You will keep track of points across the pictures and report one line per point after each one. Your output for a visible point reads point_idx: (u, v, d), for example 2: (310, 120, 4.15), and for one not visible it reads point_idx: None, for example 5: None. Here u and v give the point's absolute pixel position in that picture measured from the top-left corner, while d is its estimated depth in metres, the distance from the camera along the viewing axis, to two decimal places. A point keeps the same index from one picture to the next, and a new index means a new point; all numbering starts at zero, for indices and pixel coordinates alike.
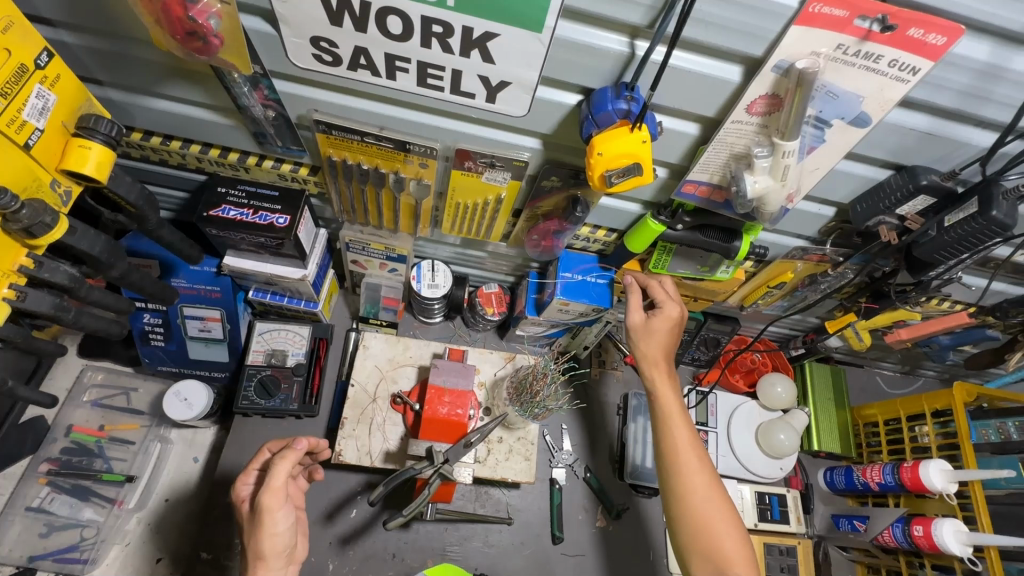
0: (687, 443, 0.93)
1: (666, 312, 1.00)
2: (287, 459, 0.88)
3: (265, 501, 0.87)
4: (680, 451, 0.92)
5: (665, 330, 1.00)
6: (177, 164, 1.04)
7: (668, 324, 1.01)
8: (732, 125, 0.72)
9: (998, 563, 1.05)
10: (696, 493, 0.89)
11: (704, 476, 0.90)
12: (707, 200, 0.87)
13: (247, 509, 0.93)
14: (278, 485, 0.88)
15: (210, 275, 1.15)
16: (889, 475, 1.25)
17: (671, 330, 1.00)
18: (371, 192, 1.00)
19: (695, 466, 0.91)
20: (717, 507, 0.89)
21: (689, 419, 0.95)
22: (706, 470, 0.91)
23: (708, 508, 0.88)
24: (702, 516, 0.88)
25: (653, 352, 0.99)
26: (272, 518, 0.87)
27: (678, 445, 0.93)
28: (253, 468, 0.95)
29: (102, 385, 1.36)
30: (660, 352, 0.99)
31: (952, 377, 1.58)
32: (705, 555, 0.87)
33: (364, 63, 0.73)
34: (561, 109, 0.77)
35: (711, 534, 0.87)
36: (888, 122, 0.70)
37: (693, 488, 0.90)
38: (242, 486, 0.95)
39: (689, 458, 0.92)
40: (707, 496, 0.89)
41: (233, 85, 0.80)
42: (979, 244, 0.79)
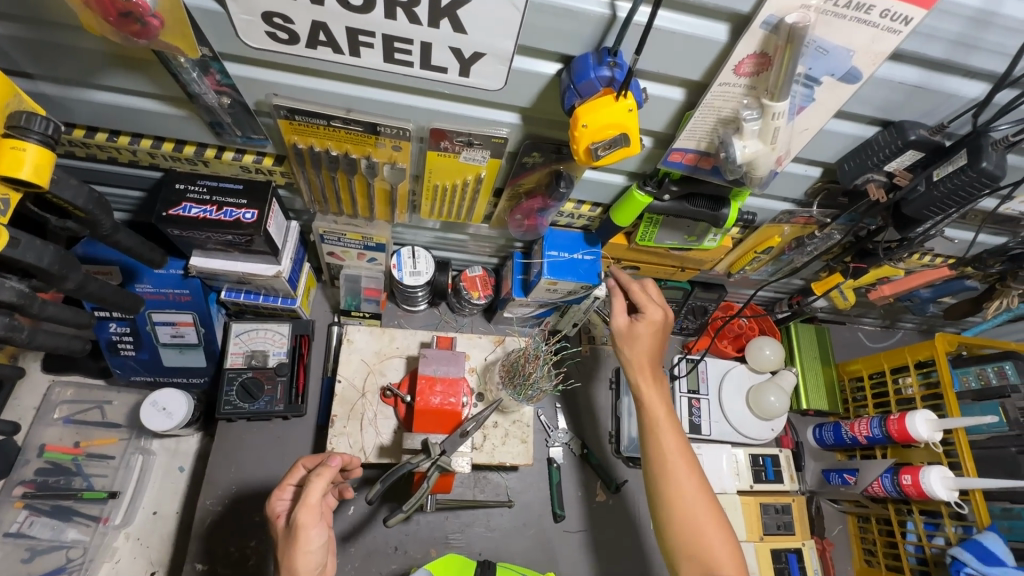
0: (674, 446, 0.91)
1: (650, 315, 0.99)
2: (323, 476, 0.83)
3: (301, 516, 0.81)
4: (667, 457, 0.90)
5: (647, 334, 0.98)
6: (128, 162, 0.97)
7: (653, 328, 0.99)
8: (719, 88, 0.69)
9: (982, 505, 1.10)
10: (684, 497, 0.88)
11: (692, 480, 0.89)
12: (695, 168, 0.84)
13: (282, 525, 0.87)
14: (313, 501, 0.82)
15: (177, 278, 1.09)
16: (877, 428, 1.28)
17: (655, 334, 0.99)
18: (343, 179, 0.95)
19: (682, 469, 0.89)
20: (705, 511, 0.87)
21: (677, 425, 0.93)
22: (694, 473, 0.90)
23: (697, 512, 0.87)
24: (690, 519, 0.86)
25: (637, 357, 0.98)
26: (306, 535, 0.81)
27: (665, 450, 0.91)
28: (289, 484, 0.91)
29: (73, 401, 1.29)
30: (646, 358, 0.98)
31: (929, 328, 1.62)
32: (693, 558, 0.85)
33: (323, 40, 0.67)
34: (540, 79, 0.72)
35: (699, 536, 0.85)
36: (878, 77, 0.68)
37: (682, 492, 0.88)
38: (278, 502, 0.90)
39: (676, 461, 0.90)
40: (695, 500, 0.87)
41: (181, 71, 0.73)
42: (968, 197, 0.79)
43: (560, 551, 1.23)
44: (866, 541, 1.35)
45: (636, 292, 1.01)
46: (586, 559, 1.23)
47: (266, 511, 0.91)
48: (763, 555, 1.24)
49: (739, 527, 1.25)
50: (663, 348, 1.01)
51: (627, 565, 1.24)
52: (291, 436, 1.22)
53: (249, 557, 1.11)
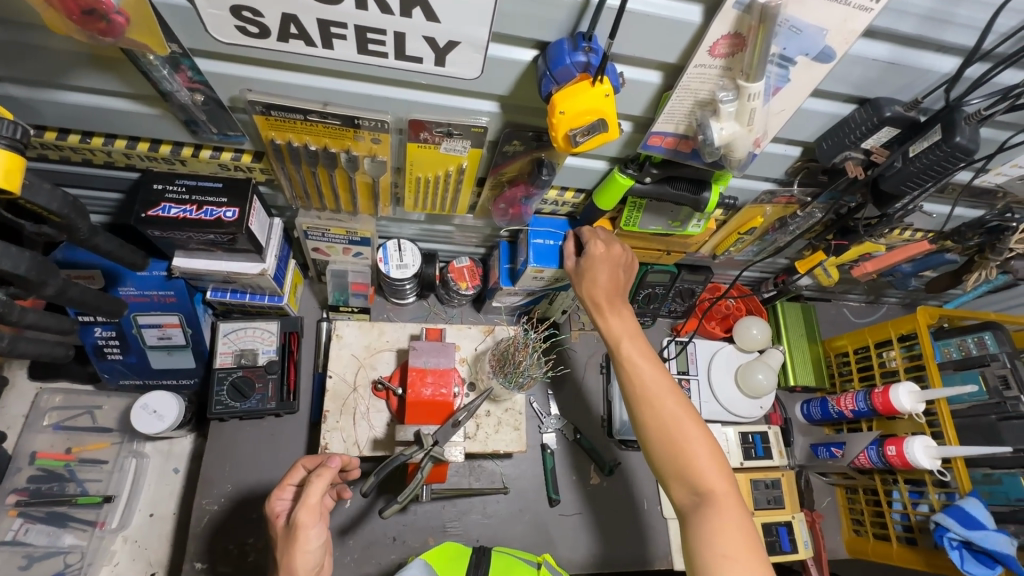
0: (650, 370, 0.91)
1: (595, 255, 1.00)
2: (323, 477, 0.83)
3: (300, 516, 0.82)
4: (644, 383, 0.90)
5: (598, 272, 0.99)
6: (104, 163, 0.95)
7: (606, 265, 0.99)
8: (695, 70, 0.69)
9: (964, 472, 1.13)
10: (665, 420, 0.87)
11: (669, 402, 0.88)
12: (674, 151, 0.84)
13: (282, 526, 0.87)
14: (313, 501, 0.82)
15: (160, 280, 1.07)
16: (862, 402, 1.31)
17: (608, 270, 0.99)
18: (323, 173, 0.94)
19: (659, 392, 0.89)
20: (687, 430, 0.86)
21: (649, 351, 0.93)
22: (672, 395, 0.88)
23: (679, 434, 0.86)
24: (672, 442, 0.85)
25: (594, 294, 0.98)
26: (305, 535, 0.81)
27: (641, 376, 0.91)
28: (289, 484, 0.90)
29: (63, 406, 1.28)
30: (607, 292, 0.98)
31: (913, 302, 1.65)
32: (682, 480, 0.85)
33: (295, 33, 0.66)
34: (517, 66, 0.72)
35: (684, 457, 0.84)
36: (851, 54, 0.68)
37: (660, 415, 0.87)
38: (277, 502, 0.89)
39: (652, 385, 0.89)
40: (676, 421, 0.86)
41: (151, 69, 0.72)
42: (943, 171, 0.79)
43: (557, 534, 1.25)
44: (854, 512, 1.39)
45: (584, 234, 1.02)
46: (583, 540, 1.25)
47: (266, 511, 0.91)
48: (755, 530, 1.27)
49: None
50: (622, 281, 1.00)
51: (623, 545, 1.26)
52: (285, 433, 1.22)
53: (248, 554, 1.12)
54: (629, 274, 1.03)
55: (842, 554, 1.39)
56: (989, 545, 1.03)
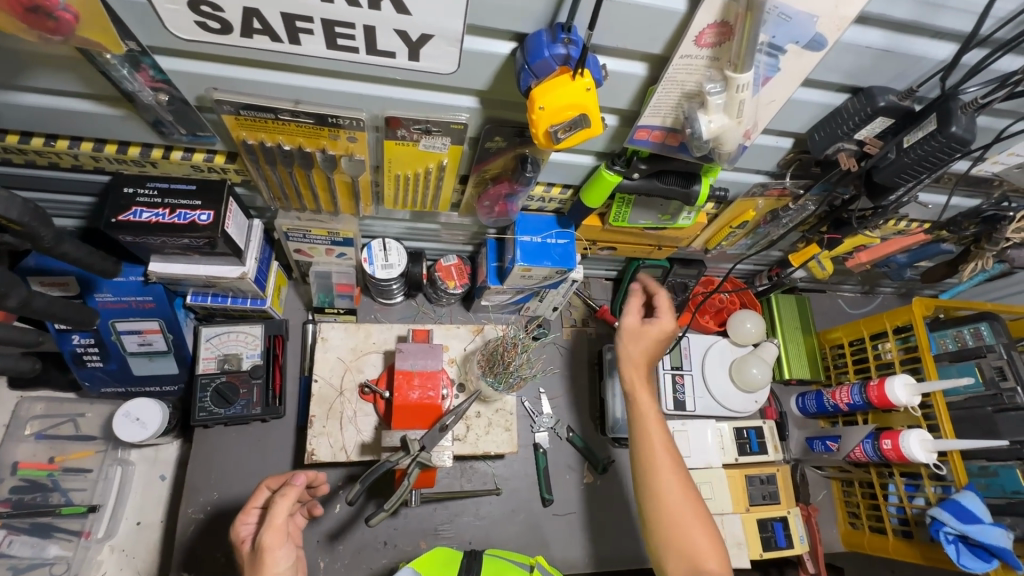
0: (662, 442, 0.94)
1: (660, 317, 1.03)
2: (288, 496, 0.81)
3: (266, 538, 0.79)
4: (653, 453, 0.93)
5: (652, 334, 1.02)
6: (71, 166, 0.92)
7: (664, 331, 1.02)
8: (680, 60, 0.66)
9: (960, 465, 1.12)
10: (668, 494, 0.90)
11: (675, 475, 0.91)
12: (662, 145, 0.81)
13: (247, 551, 0.84)
14: (279, 522, 0.80)
15: (137, 285, 1.04)
16: (857, 394, 1.29)
17: (660, 339, 1.02)
18: (301, 174, 0.91)
19: (668, 466, 0.91)
20: (689, 507, 0.89)
21: (664, 422, 0.96)
22: (678, 468, 0.92)
23: (681, 509, 0.89)
24: (673, 516, 0.88)
25: (635, 356, 1.02)
26: (273, 557, 0.78)
27: (653, 446, 0.94)
28: (253, 506, 0.87)
29: (44, 415, 1.24)
30: (646, 358, 1.02)
31: (908, 291, 1.63)
32: (679, 556, 0.87)
33: (259, 28, 0.63)
34: (495, 60, 0.69)
35: (683, 532, 0.87)
36: (844, 42, 0.65)
37: (666, 488, 0.90)
38: (242, 527, 0.86)
39: (663, 458, 0.92)
40: (679, 497, 0.89)
41: (109, 68, 0.68)
42: (939, 162, 0.77)
43: (551, 534, 1.24)
44: (850, 505, 1.38)
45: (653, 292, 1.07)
46: (577, 540, 1.24)
47: (230, 537, 0.87)
48: (750, 525, 1.26)
49: (725, 499, 1.26)
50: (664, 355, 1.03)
51: (617, 544, 1.25)
52: (272, 438, 1.20)
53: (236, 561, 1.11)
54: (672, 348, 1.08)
55: (838, 547, 1.39)
56: (986, 539, 1.01)
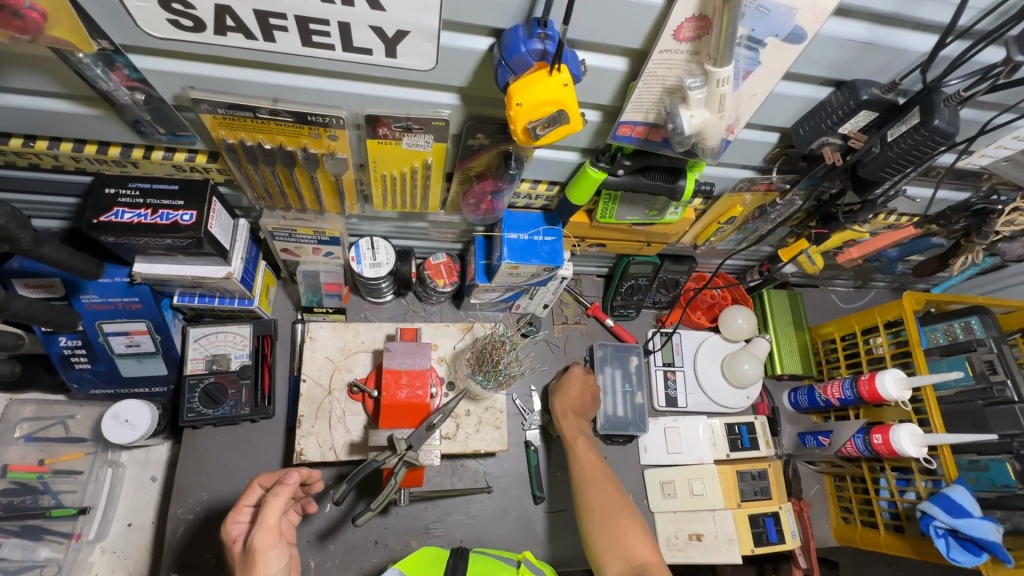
0: (593, 463, 1.10)
1: (573, 373, 1.27)
2: (281, 495, 0.79)
3: (258, 539, 0.77)
4: (589, 470, 1.08)
5: (572, 385, 1.25)
6: (53, 167, 0.91)
7: (584, 386, 1.26)
8: (660, 55, 0.65)
9: (950, 459, 1.11)
10: (603, 501, 1.02)
11: (608, 487, 1.05)
12: (645, 141, 0.81)
13: (239, 550, 0.83)
14: (272, 522, 0.78)
15: (123, 286, 1.03)
16: (849, 390, 1.29)
17: (580, 390, 1.25)
18: (284, 173, 0.90)
19: (600, 480, 1.06)
20: (622, 511, 1.00)
21: (592, 447, 1.14)
22: (611, 482, 1.06)
23: (616, 510, 1.00)
24: (610, 523, 0.98)
25: (562, 402, 1.24)
26: (265, 558, 0.77)
27: (586, 467, 1.09)
28: (245, 505, 0.85)
29: (34, 418, 1.23)
30: (571, 403, 1.24)
31: (902, 286, 1.62)
32: (617, 553, 0.94)
33: (232, 25, 0.62)
34: (472, 56, 0.68)
35: (619, 530, 0.96)
36: (824, 35, 0.65)
37: (599, 496, 1.03)
38: (234, 526, 0.85)
39: (594, 474, 1.07)
40: (613, 502, 1.01)
41: (82, 68, 0.67)
42: (923, 155, 0.76)
43: (542, 532, 1.24)
44: (843, 499, 1.38)
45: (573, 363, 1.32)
46: (567, 538, 1.24)
47: (221, 536, 0.86)
48: (741, 521, 1.26)
49: (717, 495, 1.27)
50: (587, 404, 1.25)
51: None
52: (261, 438, 1.20)
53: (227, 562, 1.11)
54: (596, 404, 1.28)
55: (831, 542, 1.39)
56: (976, 533, 1.01)
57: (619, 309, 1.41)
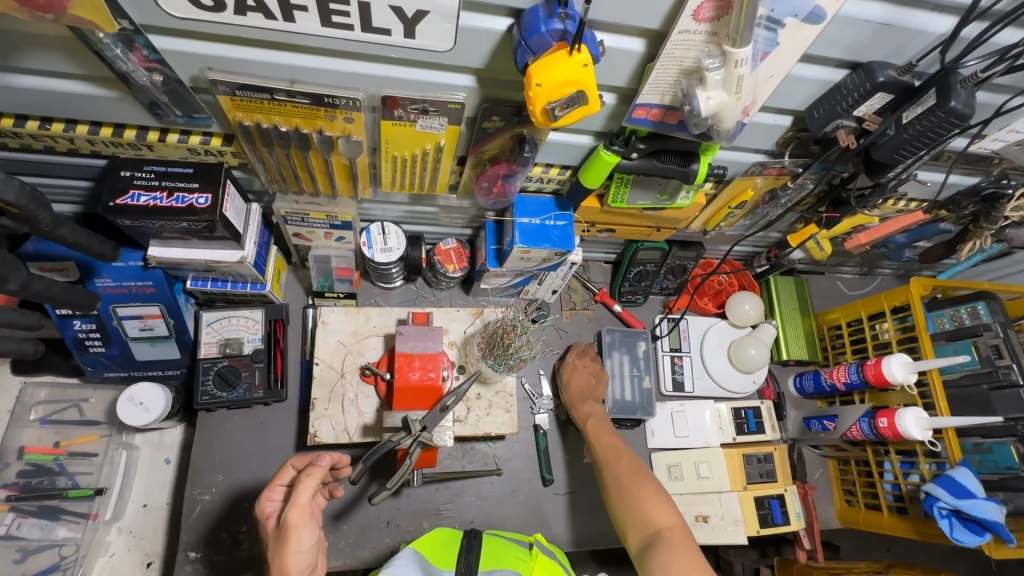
0: (608, 439, 1.13)
1: (570, 362, 1.30)
2: (314, 476, 0.81)
3: (291, 516, 0.80)
4: (603, 447, 1.11)
5: (574, 373, 1.27)
6: (68, 150, 0.91)
7: (585, 370, 1.28)
8: (678, 36, 0.66)
9: (955, 441, 1.13)
10: (617, 473, 1.04)
11: (623, 459, 1.07)
12: (660, 124, 0.81)
13: (273, 527, 0.84)
14: (305, 500, 0.80)
15: (137, 270, 1.04)
16: (854, 374, 1.30)
17: (583, 375, 1.27)
18: (298, 155, 0.91)
19: (614, 453, 1.09)
20: (638, 480, 1.02)
21: (607, 424, 1.17)
22: (626, 454, 1.08)
23: (629, 481, 1.02)
24: (628, 493, 1.00)
25: (569, 392, 1.25)
26: (297, 535, 0.79)
27: (601, 443, 1.12)
28: (278, 484, 0.87)
29: (48, 401, 1.25)
30: (578, 390, 1.25)
31: (907, 272, 1.63)
32: (636, 523, 0.96)
33: (252, 6, 0.62)
34: (490, 37, 0.68)
35: (634, 500, 0.99)
36: (843, 16, 0.65)
37: (614, 470, 1.05)
38: (267, 503, 0.87)
39: (608, 449, 1.10)
40: (627, 472, 1.04)
41: (102, 48, 0.68)
42: (936, 138, 0.77)
43: (550, 512, 1.26)
44: (846, 483, 1.40)
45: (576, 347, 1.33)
46: (576, 518, 1.26)
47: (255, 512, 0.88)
48: (746, 503, 1.26)
49: (723, 478, 1.27)
50: (595, 384, 1.26)
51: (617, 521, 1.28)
52: (274, 420, 1.22)
53: (242, 541, 1.14)
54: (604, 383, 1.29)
55: (834, 524, 1.41)
56: (979, 513, 1.03)
57: (627, 295, 1.41)
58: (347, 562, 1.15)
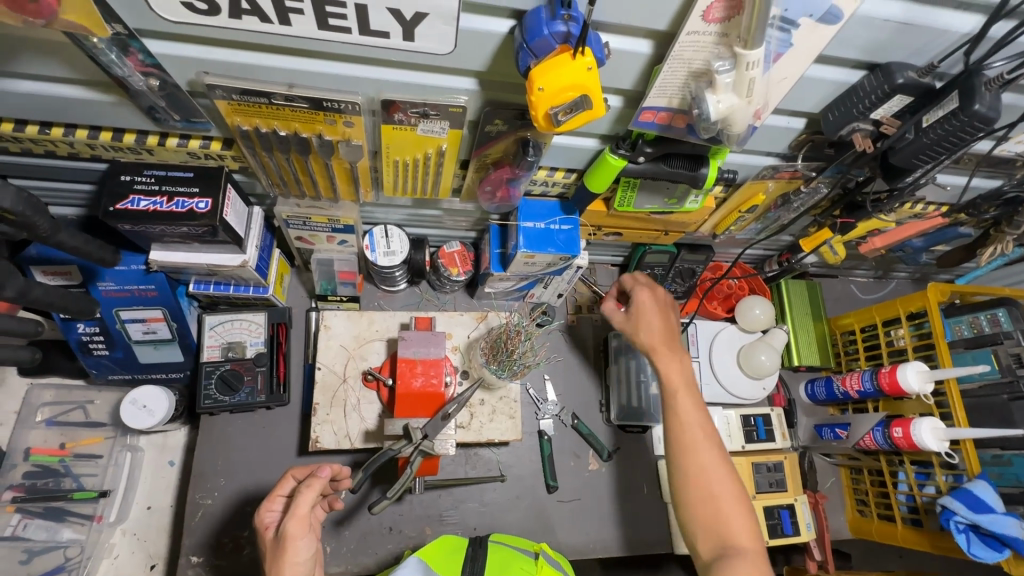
0: (694, 412, 0.90)
1: (643, 302, 1.04)
2: (313, 486, 0.80)
3: (289, 528, 0.78)
4: (683, 423, 0.90)
5: (648, 317, 1.02)
6: (69, 154, 0.91)
7: (654, 311, 1.03)
8: (687, 37, 0.63)
9: (973, 453, 1.10)
10: (701, 468, 0.86)
11: (710, 450, 0.87)
12: (668, 127, 0.78)
13: (270, 538, 0.83)
14: (303, 512, 0.79)
15: (139, 274, 1.03)
16: (868, 382, 1.27)
17: (658, 316, 1.03)
18: (299, 160, 0.89)
19: (700, 434, 0.88)
20: (726, 485, 0.84)
21: (694, 388, 0.93)
22: (714, 443, 0.88)
23: (715, 485, 0.84)
24: (709, 496, 0.84)
25: (648, 338, 1.00)
26: (294, 546, 0.78)
27: (684, 415, 0.90)
28: (278, 494, 0.86)
29: (55, 402, 1.25)
30: (663, 336, 1.00)
31: (923, 276, 1.59)
32: (710, 531, 0.83)
33: (247, 9, 0.60)
34: (493, 39, 0.66)
35: (715, 506, 0.83)
36: (862, 15, 0.62)
37: (698, 458, 0.86)
38: (266, 514, 0.85)
39: (693, 428, 0.89)
40: (714, 469, 0.85)
41: (97, 54, 0.66)
42: (959, 142, 0.74)
43: (555, 520, 1.24)
44: (859, 492, 1.37)
45: (628, 282, 1.09)
46: (579, 524, 1.25)
47: (253, 522, 0.86)
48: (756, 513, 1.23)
49: None
50: (674, 326, 1.03)
51: (622, 529, 1.26)
52: (276, 423, 1.21)
53: (244, 546, 1.13)
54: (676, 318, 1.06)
55: (846, 534, 1.38)
56: (998, 529, 0.99)
57: None
58: (349, 568, 1.14)
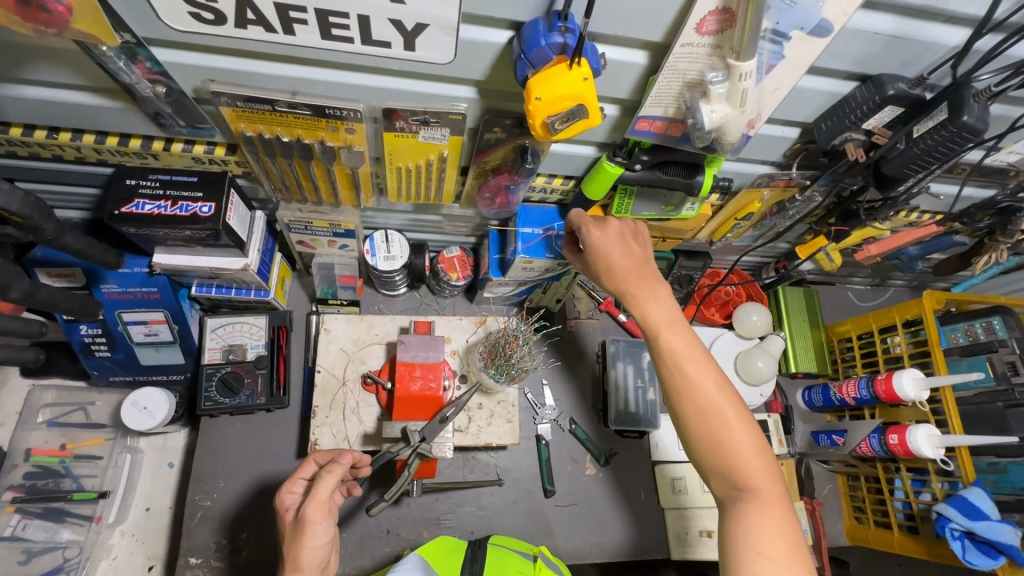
0: (686, 350, 0.77)
1: (599, 238, 0.85)
2: (333, 473, 0.80)
3: (309, 512, 0.79)
4: (676, 363, 0.77)
5: (610, 253, 0.84)
6: (76, 158, 0.92)
7: (615, 242, 0.84)
8: (681, 49, 0.64)
9: (968, 461, 1.10)
10: (702, 412, 0.74)
11: (710, 386, 0.75)
12: (664, 135, 0.79)
13: (290, 520, 0.84)
14: (323, 497, 0.80)
15: (142, 276, 1.05)
16: (864, 389, 1.27)
17: (620, 250, 0.83)
18: (301, 166, 0.91)
19: (696, 375, 0.76)
20: (732, 424, 0.73)
21: (682, 320, 0.79)
22: (712, 380, 0.75)
23: (719, 428, 0.73)
24: (716, 440, 0.73)
25: (617, 281, 0.83)
26: (313, 531, 0.79)
27: (675, 355, 0.77)
28: (300, 477, 0.87)
29: (56, 403, 1.26)
30: (633, 273, 0.82)
31: (920, 284, 1.60)
32: (721, 476, 0.74)
33: (252, 18, 0.62)
34: (491, 49, 0.67)
35: (724, 450, 0.73)
36: (851, 28, 0.63)
37: (698, 403, 0.75)
38: (287, 495, 0.86)
39: (688, 370, 0.76)
40: (717, 408, 0.74)
41: (105, 60, 0.68)
42: (950, 152, 0.75)
43: (553, 524, 1.25)
44: (856, 499, 1.37)
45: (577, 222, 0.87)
46: (576, 528, 1.25)
47: (274, 503, 0.88)
48: None
49: None
50: (641, 255, 0.83)
51: (619, 534, 1.26)
52: (275, 426, 1.22)
53: (242, 547, 1.14)
54: (643, 240, 0.86)
55: (843, 541, 1.38)
56: (993, 535, 1.00)
57: None
58: (346, 571, 1.14)
